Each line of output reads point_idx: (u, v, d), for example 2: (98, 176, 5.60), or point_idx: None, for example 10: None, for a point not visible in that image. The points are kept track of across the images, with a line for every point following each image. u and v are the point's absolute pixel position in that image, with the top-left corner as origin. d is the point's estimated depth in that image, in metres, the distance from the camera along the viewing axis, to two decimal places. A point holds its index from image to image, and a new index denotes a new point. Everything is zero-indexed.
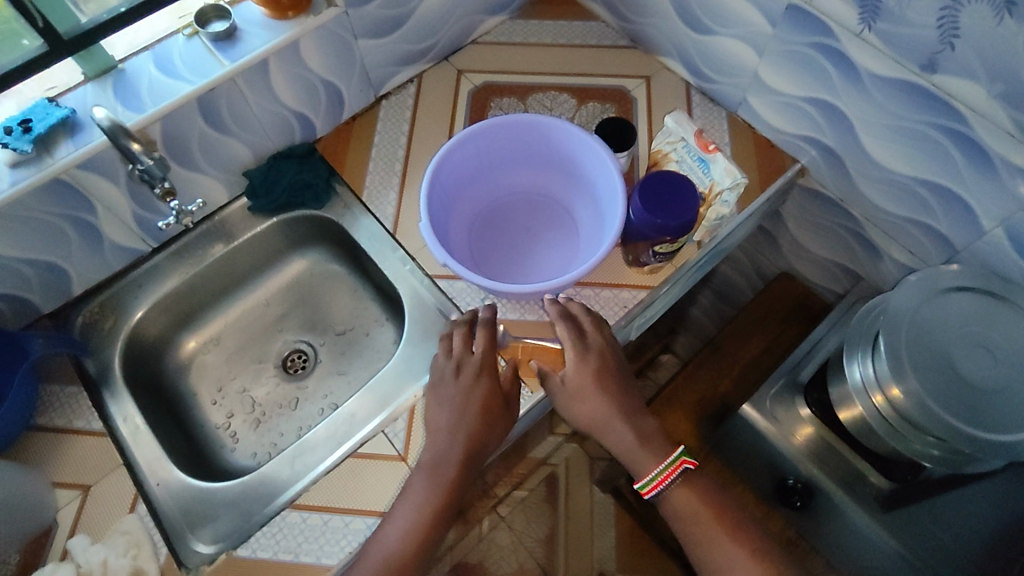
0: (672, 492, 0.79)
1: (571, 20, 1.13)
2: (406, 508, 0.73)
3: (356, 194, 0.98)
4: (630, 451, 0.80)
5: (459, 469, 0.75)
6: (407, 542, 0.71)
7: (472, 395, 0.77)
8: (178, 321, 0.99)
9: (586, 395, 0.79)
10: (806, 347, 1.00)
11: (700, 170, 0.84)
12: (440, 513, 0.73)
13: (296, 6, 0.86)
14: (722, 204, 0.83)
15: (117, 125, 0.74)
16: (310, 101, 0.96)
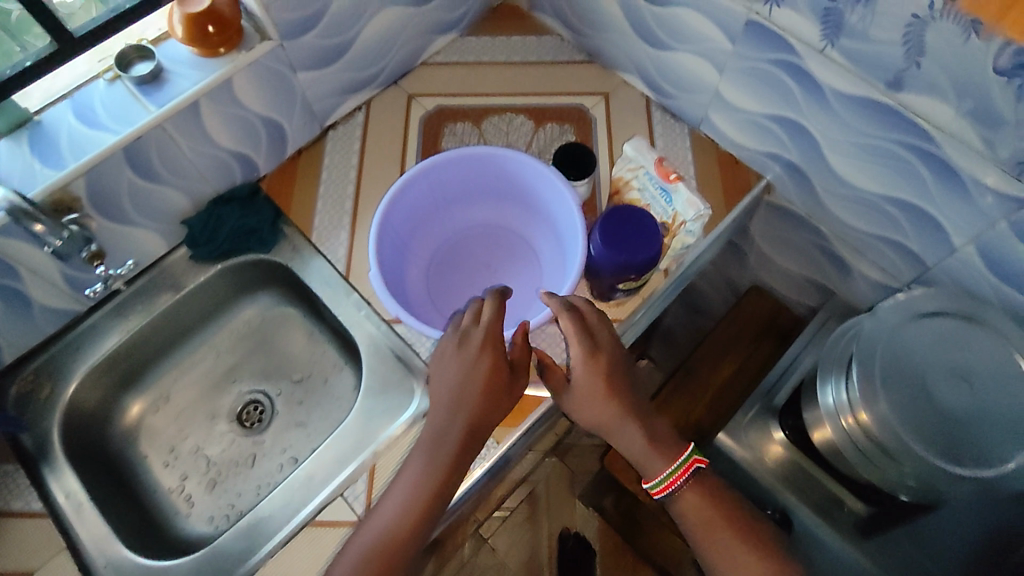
0: (680, 496, 0.74)
1: (525, 35, 1.08)
2: (400, 492, 0.70)
3: (305, 236, 0.93)
4: (641, 455, 0.74)
5: (457, 450, 0.70)
6: (400, 529, 0.68)
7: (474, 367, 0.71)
8: (123, 380, 0.93)
9: (595, 395, 0.73)
10: (782, 367, 0.97)
11: (663, 200, 0.81)
12: (434, 500, 0.69)
13: (227, 41, 0.80)
14: (687, 235, 0.80)
15: (18, 207, 0.70)
16: (249, 141, 0.90)
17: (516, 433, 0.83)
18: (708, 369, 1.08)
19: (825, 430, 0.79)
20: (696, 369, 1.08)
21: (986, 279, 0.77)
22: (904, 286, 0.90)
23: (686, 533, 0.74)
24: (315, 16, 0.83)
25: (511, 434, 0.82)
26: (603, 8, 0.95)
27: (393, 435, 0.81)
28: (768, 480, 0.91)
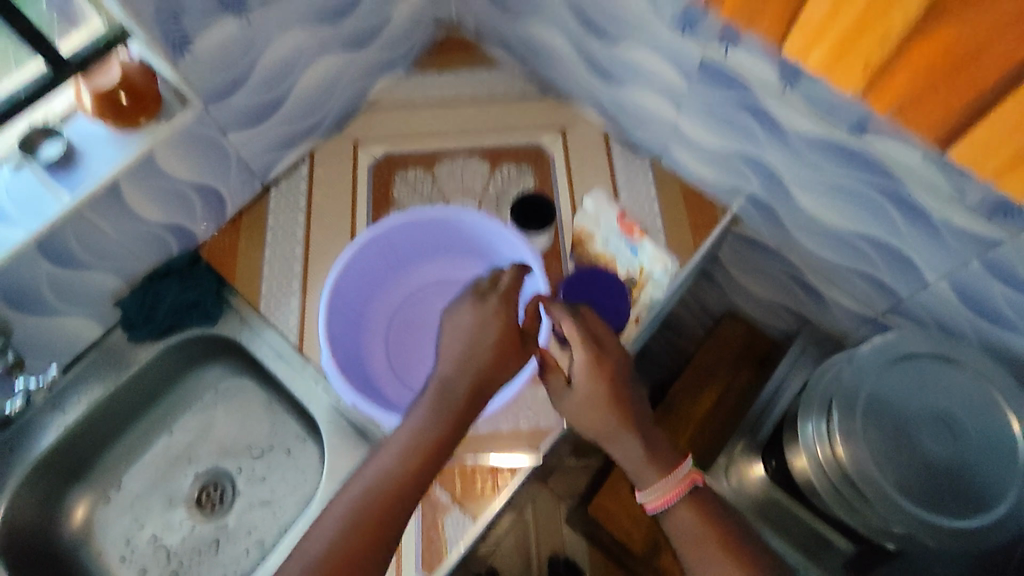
0: (675, 513, 0.68)
1: (475, 68, 1.03)
2: (399, 443, 0.66)
3: (253, 305, 0.88)
4: (637, 466, 0.70)
5: (463, 403, 0.68)
6: (398, 480, 0.64)
7: (486, 322, 0.71)
8: (67, 475, 0.87)
9: (595, 404, 0.70)
10: (765, 397, 0.95)
11: (628, 254, 0.86)
12: (436, 452, 0.65)
13: (145, 110, 0.73)
14: (653, 287, 0.84)
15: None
16: (182, 211, 0.83)
17: (492, 506, 0.77)
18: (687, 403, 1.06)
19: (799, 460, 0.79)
20: (675, 406, 1.05)
21: (962, 313, 0.75)
22: (879, 315, 0.88)
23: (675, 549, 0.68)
24: (241, 76, 0.77)
25: (488, 509, 0.77)
26: (553, 42, 0.90)
27: None
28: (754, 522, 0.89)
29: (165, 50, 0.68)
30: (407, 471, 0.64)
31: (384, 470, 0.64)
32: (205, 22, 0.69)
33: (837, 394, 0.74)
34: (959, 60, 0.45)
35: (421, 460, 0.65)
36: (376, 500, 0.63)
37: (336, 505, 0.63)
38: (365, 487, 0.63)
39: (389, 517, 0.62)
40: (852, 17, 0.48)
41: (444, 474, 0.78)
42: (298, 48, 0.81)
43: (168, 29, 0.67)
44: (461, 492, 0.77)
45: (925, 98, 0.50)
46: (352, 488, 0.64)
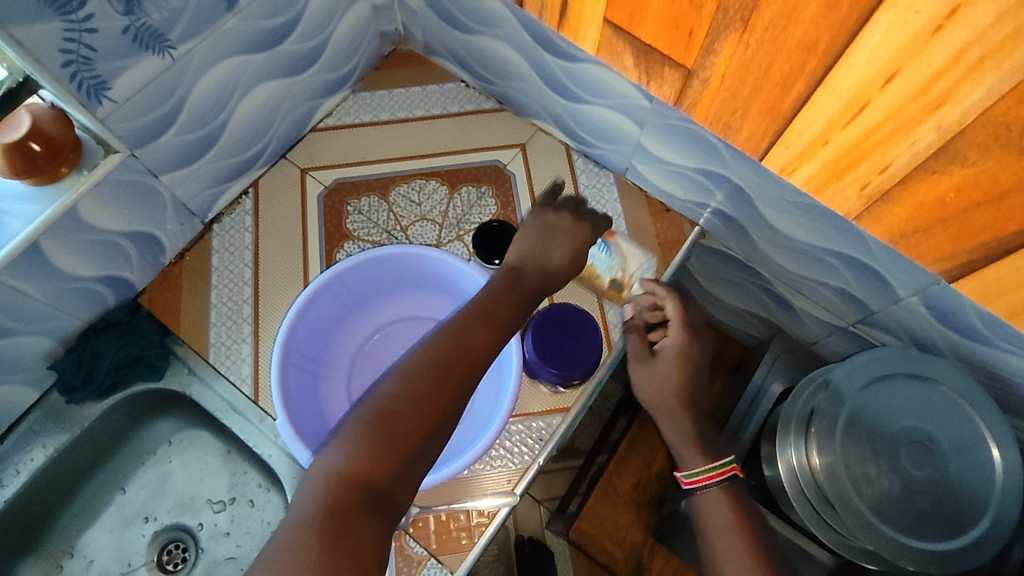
0: (709, 496, 0.71)
1: (424, 84, 0.97)
2: (473, 308, 0.63)
3: (201, 356, 0.82)
4: (683, 443, 0.76)
5: (526, 298, 0.67)
6: (476, 348, 0.59)
7: (563, 232, 0.74)
8: (13, 549, 0.81)
9: (668, 375, 0.78)
10: (747, 397, 0.92)
11: (607, 260, 0.85)
12: (497, 325, 0.62)
13: (64, 161, 0.66)
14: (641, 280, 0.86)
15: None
16: (115, 262, 0.77)
17: (470, 556, 0.74)
18: None
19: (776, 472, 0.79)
20: None
21: (934, 328, 0.74)
22: (850, 326, 0.86)
23: (699, 534, 0.71)
24: (168, 116, 0.70)
25: (465, 559, 0.74)
26: (508, 58, 0.85)
27: None
28: None
29: (78, 97, 0.62)
30: (484, 341, 0.60)
31: (448, 339, 0.58)
32: (121, 62, 0.62)
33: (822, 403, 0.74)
34: (995, 190, 0.43)
35: (483, 330, 0.61)
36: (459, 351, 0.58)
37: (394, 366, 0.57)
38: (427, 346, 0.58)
39: (460, 382, 0.57)
40: (844, 145, 0.48)
41: (418, 527, 0.76)
42: (228, 79, 0.74)
43: (80, 75, 0.60)
44: (436, 540, 0.75)
45: (945, 226, 0.47)
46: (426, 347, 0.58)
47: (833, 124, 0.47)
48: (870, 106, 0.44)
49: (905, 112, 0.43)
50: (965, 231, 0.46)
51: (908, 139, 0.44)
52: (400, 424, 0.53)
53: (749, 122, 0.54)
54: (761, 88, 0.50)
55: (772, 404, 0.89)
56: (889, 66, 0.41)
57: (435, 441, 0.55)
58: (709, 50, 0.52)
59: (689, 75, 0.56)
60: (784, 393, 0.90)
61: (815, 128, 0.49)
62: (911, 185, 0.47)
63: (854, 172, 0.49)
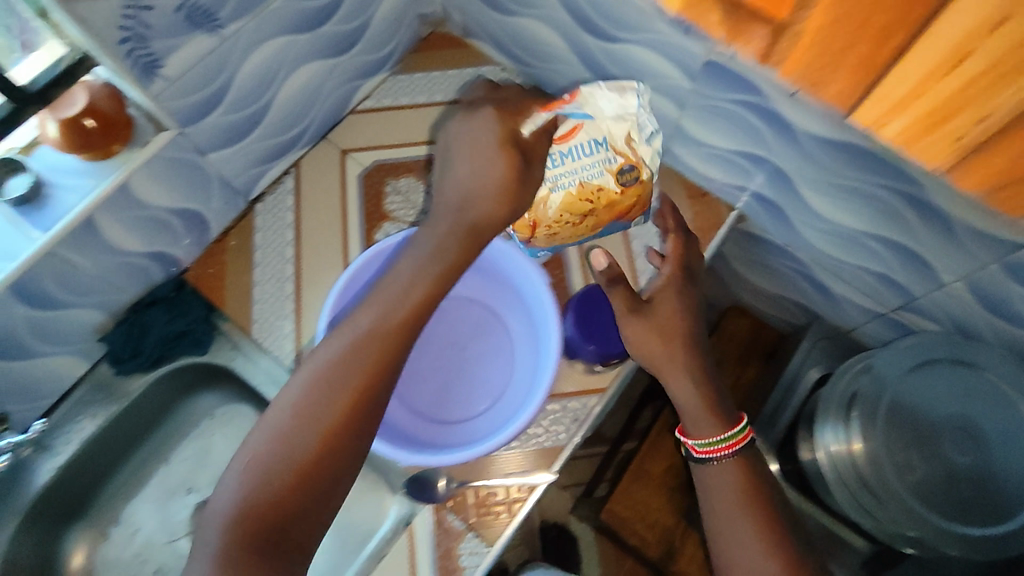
0: (720, 468, 0.71)
1: (461, 66, 0.98)
2: (355, 325, 0.60)
3: (245, 332, 0.84)
4: (692, 408, 0.74)
5: (432, 285, 0.64)
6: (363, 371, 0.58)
7: (494, 172, 0.66)
8: (63, 515, 0.84)
9: (669, 333, 0.75)
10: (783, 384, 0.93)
11: (592, 150, 0.74)
12: (406, 336, 0.61)
13: (117, 138, 0.68)
14: (643, 139, 0.75)
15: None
16: (163, 237, 0.78)
17: (507, 531, 0.75)
18: None
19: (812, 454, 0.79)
20: None
21: (978, 313, 0.73)
22: (890, 312, 0.85)
23: (703, 503, 0.71)
24: (216, 94, 0.71)
25: (503, 534, 0.75)
26: (547, 39, 0.85)
27: (377, 550, 0.77)
28: None
29: (133, 74, 0.63)
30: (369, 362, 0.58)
31: (334, 373, 0.58)
32: (175, 41, 0.64)
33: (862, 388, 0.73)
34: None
35: (389, 344, 0.60)
36: (343, 380, 0.58)
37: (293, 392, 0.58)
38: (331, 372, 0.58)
39: (353, 413, 0.57)
40: (939, 97, 0.47)
41: (457, 501, 0.76)
42: (274, 60, 0.75)
43: (135, 52, 0.62)
44: (473, 517, 0.76)
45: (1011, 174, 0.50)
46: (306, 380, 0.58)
47: (932, 75, 0.46)
48: (970, 58, 0.44)
49: (1014, 59, 0.42)
50: (1010, 167, 0.50)
51: (998, 94, 0.45)
52: (297, 465, 0.55)
53: (841, 81, 0.52)
54: (859, 39, 0.47)
55: (809, 389, 0.91)
56: (998, 12, 0.40)
57: (343, 469, 0.57)
58: (802, 3, 0.48)
59: (781, 27, 0.51)
60: (821, 380, 0.91)
61: (906, 83, 0.48)
62: (1009, 133, 0.47)
63: (947, 124, 0.49)
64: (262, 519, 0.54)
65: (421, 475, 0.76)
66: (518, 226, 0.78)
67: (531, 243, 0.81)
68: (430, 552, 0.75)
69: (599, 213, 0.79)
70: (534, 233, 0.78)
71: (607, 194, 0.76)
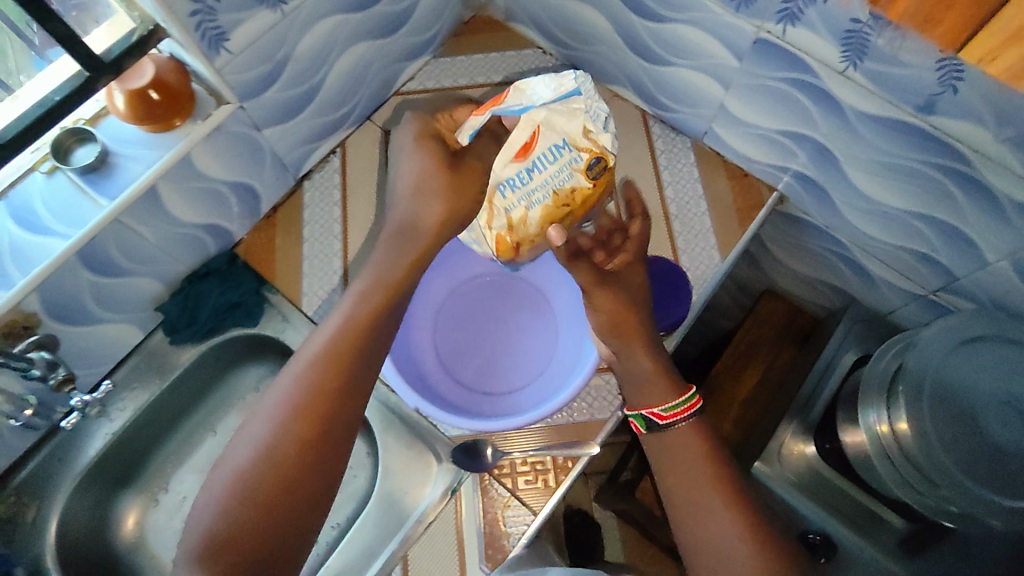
0: (680, 433, 0.69)
1: (503, 49, 0.99)
2: (303, 358, 0.63)
3: (294, 304, 0.86)
4: (647, 382, 0.71)
5: (381, 303, 0.67)
6: (317, 395, 0.61)
7: (430, 182, 0.69)
8: (117, 480, 0.87)
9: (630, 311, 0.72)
10: (820, 366, 0.93)
11: (556, 155, 0.67)
12: (345, 366, 0.63)
13: (180, 111, 0.70)
14: (599, 129, 0.69)
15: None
16: (218, 210, 0.81)
17: (552, 500, 0.76)
18: (730, 386, 1.08)
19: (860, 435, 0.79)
20: (719, 383, 1.08)
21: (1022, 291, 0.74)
22: (930, 293, 0.86)
23: (661, 476, 0.69)
24: (275, 69, 0.73)
25: (548, 503, 0.76)
26: (591, 20, 0.86)
27: (422, 514, 0.79)
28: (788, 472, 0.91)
29: (199, 47, 0.65)
30: (319, 388, 0.61)
31: (286, 410, 0.60)
32: (240, 15, 0.65)
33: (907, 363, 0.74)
34: None
35: (336, 370, 0.63)
36: (297, 412, 0.60)
37: (247, 438, 0.60)
38: (280, 410, 0.60)
39: (310, 438, 0.60)
40: None
41: (502, 470, 0.77)
42: (330, 38, 0.77)
43: (204, 25, 0.63)
44: (518, 484, 0.77)
45: None
46: (259, 423, 0.60)
47: None
48: None
49: None
50: None
51: None
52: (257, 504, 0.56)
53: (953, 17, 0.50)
54: None
55: (847, 371, 0.92)
56: None
57: (313, 492, 0.59)
58: None
59: None
60: (857, 361, 0.93)
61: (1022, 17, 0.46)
62: None
63: None
64: (225, 564, 0.54)
65: (469, 442, 0.78)
66: (502, 247, 0.72)
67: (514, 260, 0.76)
68: (474, 517, 0.77)
69: (575, 213, 0.73)
70: (518, 252, 0.73)
71: (581, 192, 0.70)
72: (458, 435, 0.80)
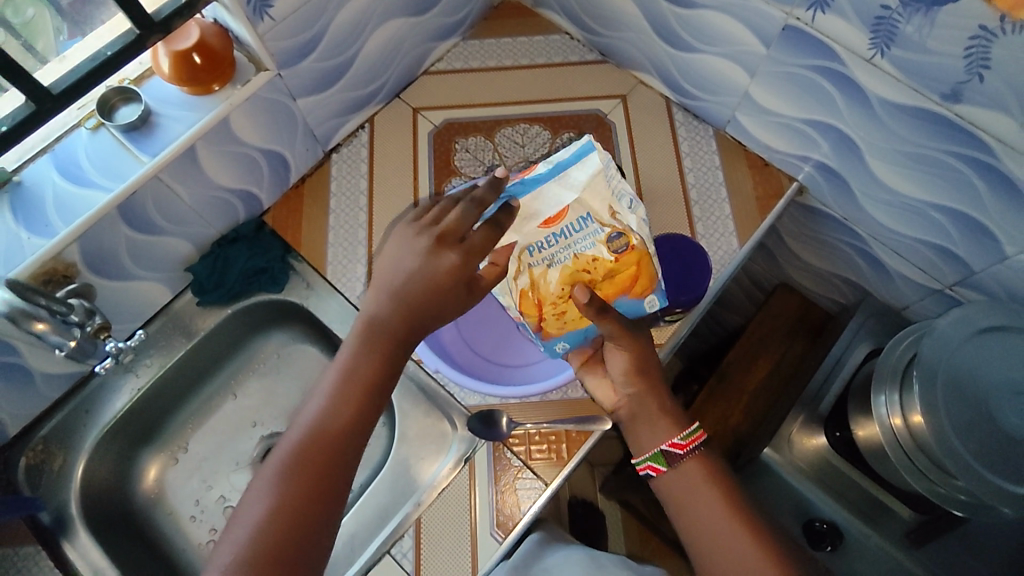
0: (683, 468, 0.68)
1: (531, 35, 1.01)
2: (301, 424, 0.61)
3: (318, 271, 0.87)
4: (646, 426, 0.71)
5: (372, 366, 0.63)
6: (313, 459, 0.59)
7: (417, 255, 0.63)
8: (140, 435, 0.89)
9: (640, 370, 0.71)
10: (832, 358, 0.94)
11: (580, 225, 0.65)
12: (343, 430, 0.60)
13: (220, 76, 0.73)
14: (626, 206, 0.65)
15: (17, 308, 0.63)
16: (251, 176, 0.83)
17: (564, 472, 0.77)
18: (742, 376, 1.08)
19: (872, 428, 0.80)
20: (731, 372, 1.08)
21: None
22: (945, 288, 0.87)
23: (674, 522, 0.68)
24: (314, 39, 0.75)
25: (560, 474, 0.77)
26: (620, 6, 0.88)
27: (435, 481, 0.79)
28: (795, 463, 0.92)
29: (245, 12, 0.67)
30: (317, 450, 0.59)
31: (281, 477, 0.57)
32: None
33: (920, 353, 0.75)
34: None
35: (333, 429, 0.60)
36: (295, 479, 0.58)
37: (252, 503, 0.57)
38: (278, 476, 0.58)
39: (307, 503, 0.57)
40: None
41: (516, 440, 0.79)
42: (367, 12, 0.79)
43: None
44: (532, 455, 0.78)
45: None
46: (256, 492, 0.58)
47: None
48: None
49: None
50: None
51: None
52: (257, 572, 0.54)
53: None
54: None
55: (859, 362, 0.92)
56: None
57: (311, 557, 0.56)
58: None
59: None
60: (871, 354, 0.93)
61: None
62: None
63: None
64: None
65: (486, 411, 0.80)
66: (526, 308, 0.68)
67: (544, 332, 0.71)
68: (486, 485, 0.78)
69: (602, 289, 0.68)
70: (542, 314, 0.68)
71: (604, 264, 0.66)
72: (474, 405, 0.81)
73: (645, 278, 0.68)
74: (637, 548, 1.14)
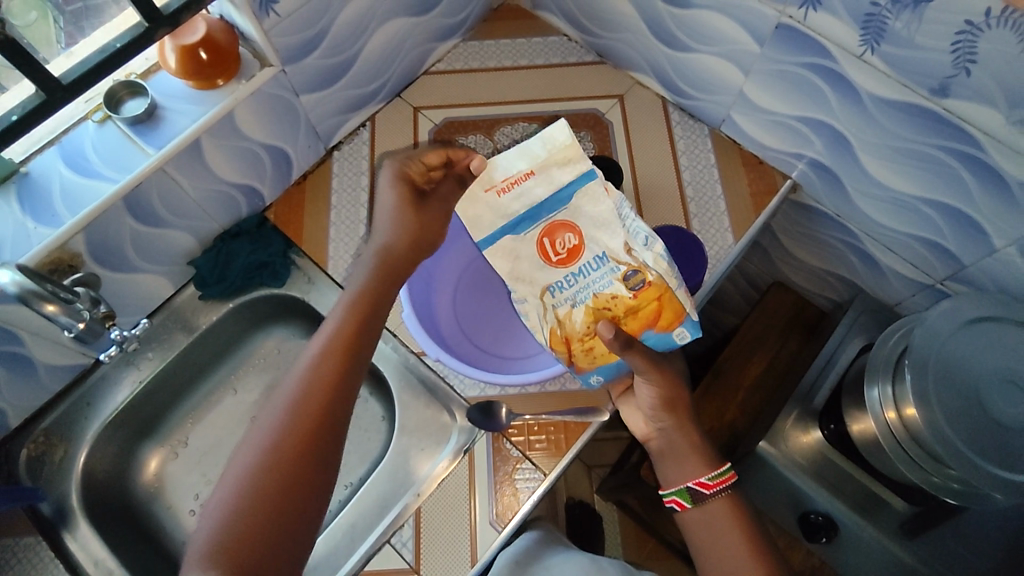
0: (709, 504, 0.68)
1: (530, 36, 1.03)
2: (292, 377, 0.61)
3: (320, 266, 0.88)
4: (677, 464, 0.71)
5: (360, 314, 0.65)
6: (308, 408, 0.58)
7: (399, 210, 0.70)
8: (140, 429, 0.89)
9: (673, 405, 0.71)
10: (826, 353, 0.94)
11: (598, 263, 0.68)
12: (336, 380, 0.60)
13: (225, 71, 0.74)
14: (641, 243, 0.67)
15: (28, 290, 0.63)
16: (254, 171, 0.84)
17: (563, 463, 0.78)
18: (737, 373, 1.09)
19: (866, 421, 0.81)
20: (726, 370, 1.09)
21: None
22: (937, 283, 0.88)
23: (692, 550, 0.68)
24: (317, 36, 0.77)
25: (559, 466, 0.78)
26: (617, 7, 0.90)
27: (434, 472, 0.80)
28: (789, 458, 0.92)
29: (251, 7, 0.69)
30: (313, 398, 0.59)
31: (274, 427, 0.57)
32: None
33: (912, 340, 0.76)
34: None
35: (327, 379, 0.60)
36: (290, 428, 0.57)
37: (245, 455, 0.56)
38: (272, 426, 0.57)
39: (303, 449, 0.57)
40: None
41: (515, 431, 0.80)
42: (370, 10, 0.80)
43: None
44: (530, 446, 0.79)
45: None
46: (249, 447, 0.57)
47: None
48: None
49: None
50: None
51: None
52: (234, 558, 0.51)
53: None
54: None
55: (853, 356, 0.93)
56: None
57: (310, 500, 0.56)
58: None
59: None
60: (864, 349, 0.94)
61: None
62: None
63: None
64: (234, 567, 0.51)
65: (485, 402, 0.81)
66: (553, 346, 0.69)
67: (576, 367, 0.71)
68: (486, 475, 0.78)
69: (628, 323, 0.67)
70: (571, 350, 0.69)
71: (623, 301, 0.67)
72: (474, 396, 0.83)
73: (670, 310, 0.66)
74: (634, 554, 1.16)
